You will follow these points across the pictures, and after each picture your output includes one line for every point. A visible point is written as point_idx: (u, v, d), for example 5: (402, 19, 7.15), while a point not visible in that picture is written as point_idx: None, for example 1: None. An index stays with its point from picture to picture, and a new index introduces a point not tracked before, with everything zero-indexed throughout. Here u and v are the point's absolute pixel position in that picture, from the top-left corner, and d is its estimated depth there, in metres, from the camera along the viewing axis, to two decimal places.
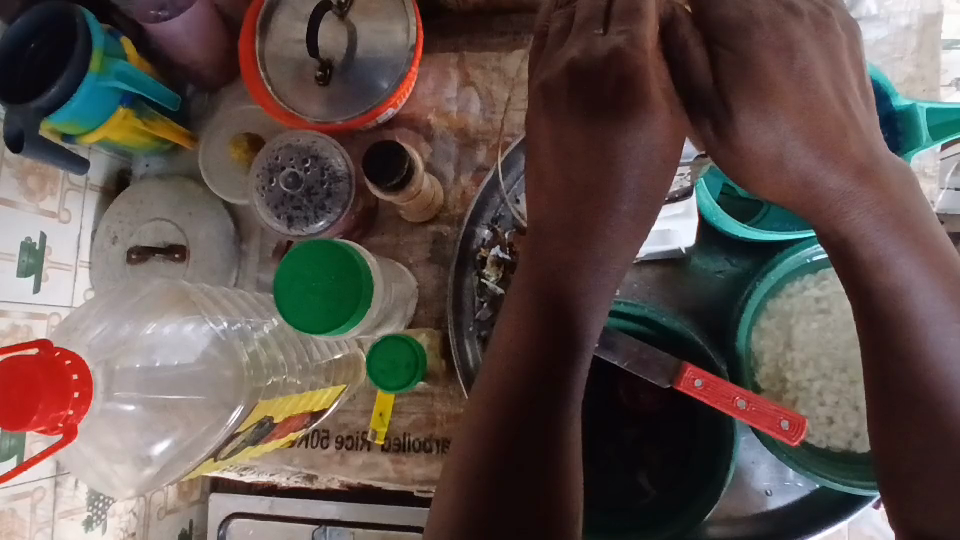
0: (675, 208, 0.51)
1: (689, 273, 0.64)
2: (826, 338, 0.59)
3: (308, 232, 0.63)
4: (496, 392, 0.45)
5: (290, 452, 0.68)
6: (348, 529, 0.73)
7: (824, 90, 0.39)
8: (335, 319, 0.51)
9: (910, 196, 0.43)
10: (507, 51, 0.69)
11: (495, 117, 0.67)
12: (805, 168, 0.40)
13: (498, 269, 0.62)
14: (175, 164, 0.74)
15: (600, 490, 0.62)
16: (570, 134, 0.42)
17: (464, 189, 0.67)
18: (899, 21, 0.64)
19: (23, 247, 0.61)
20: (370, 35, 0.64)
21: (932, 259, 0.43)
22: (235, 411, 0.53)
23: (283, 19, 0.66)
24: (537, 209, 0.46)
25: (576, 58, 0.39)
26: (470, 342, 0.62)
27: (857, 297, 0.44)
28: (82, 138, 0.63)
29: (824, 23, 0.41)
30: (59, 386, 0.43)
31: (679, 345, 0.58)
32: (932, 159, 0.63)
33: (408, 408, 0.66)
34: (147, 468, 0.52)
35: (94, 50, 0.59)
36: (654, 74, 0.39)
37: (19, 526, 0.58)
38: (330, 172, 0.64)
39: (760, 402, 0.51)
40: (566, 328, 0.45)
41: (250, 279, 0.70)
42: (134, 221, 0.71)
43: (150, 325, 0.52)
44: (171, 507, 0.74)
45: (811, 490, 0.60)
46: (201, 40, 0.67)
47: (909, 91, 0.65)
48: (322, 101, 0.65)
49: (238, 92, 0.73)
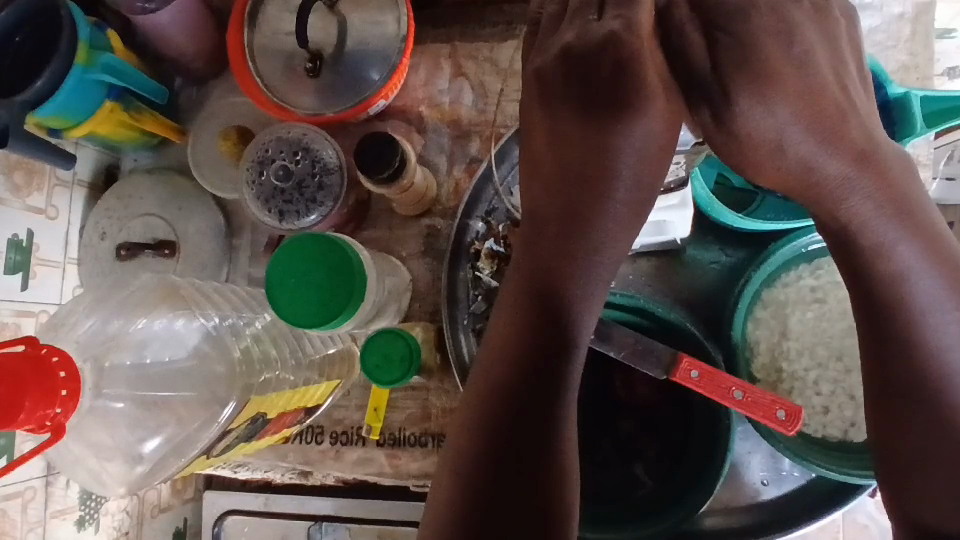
0: (671, 197, 0.51)
1: (684, 263, 0.64)
2: (822, 328, 0.58)
3: (300, 226, 0.62)
4: (492, 391, 0.45)
5: (284, 448, 0.68)
6: (343, 526, 0.72)
7: (823, 74, 0.39)
8: (329, 313, 0.51)
9: (908, 180, 0.42)
10: (499, 41, 0.68)
11: (488, 108, 0.67)
12: (805, 154, 0.39)
13: (492, 262, 0.61)
14: (163, 158, 0.73)
15: (597, 482, 0.61)
16: (565, 124, 0.41)
17: (457, 181, 0.67)
18: (892, 10, 0.64)
19: (11, 244, 0.60)
20: (360, 26, 0.63)
21: (930, 245, 0.42)
22: (227, 407, 0.52)
23: (272, 11, 0.65)
24: (533, 199, 0.44)
25: (571, 43, 0.39)
26: (465, 336, 0.62)
27: (857, 285, 0.44)
28: (69, 133, 0.62)
29: (824, 8, 0.41)
30: (46, 383, 0.42)
31: (676, 338, 0.58)
32: (926, 147, 0.63)
33: (403, 403, 0.66)
34: (139, 466, 0.51)
35: (80, 42, 0.58)
36: (651, 60, 0.38)
37: (10, 526, 0.58)
38: (322, 165, 0.63)
39: (756, 392, 0.50)
40: (563, 323, 0.44)
41: (242, 274, 0.70)
42: (123, 216, 0.70)
43: (139, 321, 0.52)
44: (166, 505, 0.73)
45: (808, 480, 0.60)
46: (189, 31, 0.66)
47: (904, 80, 0.64)
48: (313, 93, 0.64)
49: (228, 84, 0.72)
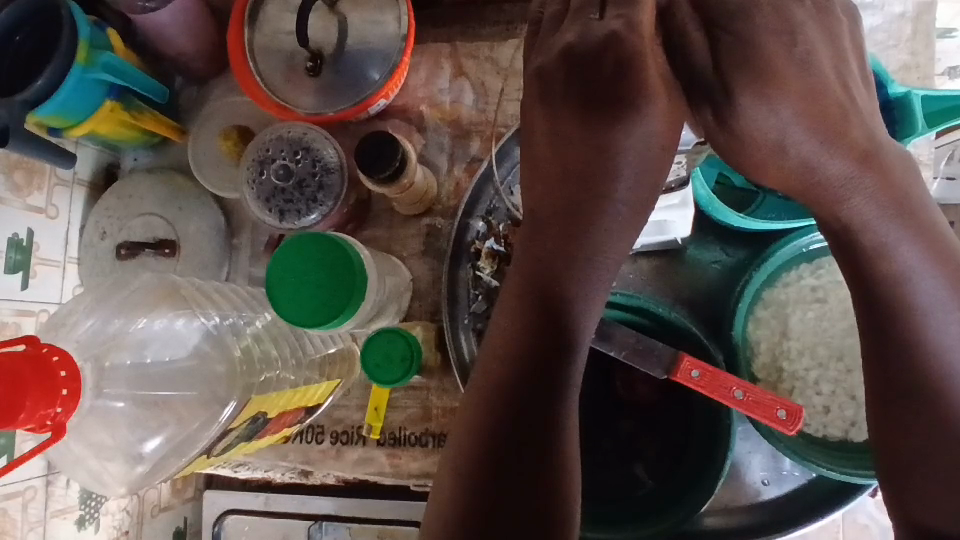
0: (672, 197, 0.51)
1: (684, 263, 0.64)
2: (823, 327, 0.58)
3: (301, 225, 0.62)
4: (493, 391, 0.45)
5: (285, 448, 0.68)
6: (344, 526, 0.72)
7: (825, 74, 0.38)
8: (330, 312, 0.50)
9: (909, 180, 0.42)
10: (499, 40, 0.68)
11: (488, 108, 0.67)
12: (807, 153, 0.39)
13: (493, 261, 0.61)
14: (164, 157, 0.73)
15: (597, 481, 0.61)
16: (566, 124, 0.41)
17: (457, 181, 0.67)
18: (893, 10, 0.64)
19: (11, 244, 0.60)
20: (360, 25, 0.63)
21: (931, 245, 0.42)
22: (227, 407, 0.52)
23: (273, 10, 0.65)
24: (534, 199, 0.44)
25: (572, 43, 0.38)
26: (465, 335, 0.62)
27: (859, 285, 0.44)
28: (69, 132, 0.62)
29: (826, 7, 0.40)
30: (47, 382, 0.42)
31: (677, 337, 0.58)
32: (926, 147, 0.63)
33: (403, 403, 0.66)
34: (139, 466, 0.51)
35: (80, 41, 0.58)
36: (653, 60, 0.38)
37: (10, 525, 0.58)
38: (322, 164, 0.63)
39: (757, 392, 0.50)
40: (563, 323, 0.44)
41: (242, 274, 0.70)
42: (123, 216, 0.70)
43: (139, 320, 0.52)
44: (166, 504, 0.73)
45: (809, 480, 0.60)
46: (189, 31, 0.66)
47: (904, 79, 0.64)
48: (313, 92, 0.64)
49: (228, 83, 0.72)
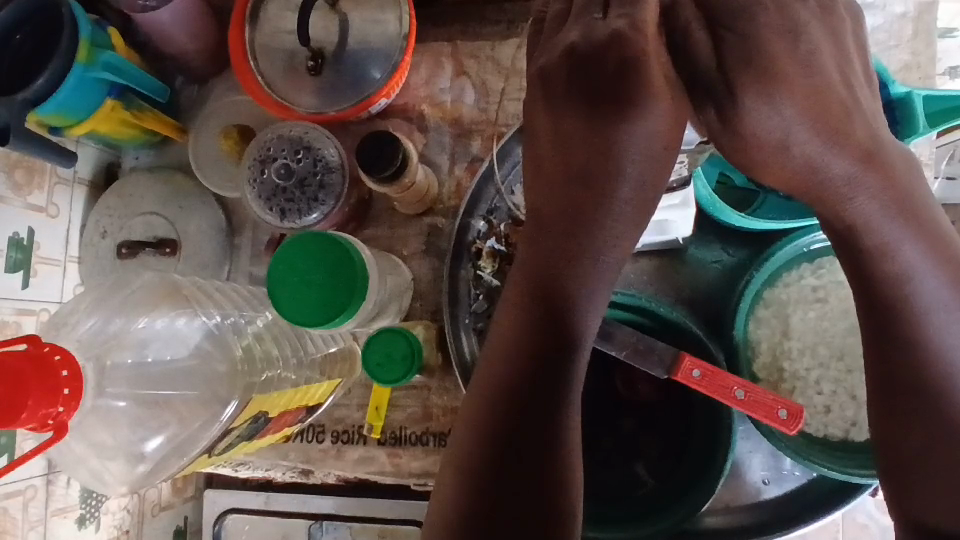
0: (673, 197, 0.51)
1: (685, 262, 0.64)
2: (824, 327, 0.58)
3: (302, 224, 0.62)
4: (495, 391, 0.44)
5: (285, 447, 0.68)
6: (344, 525, 0.72)
7: (828, 74, 0.38)
8: (331, 312, 0.50)
9: (911, 180, 0.42)
10: (500, 39, 0.68)
11: (490, 107, 0.67)
12: (809, 153, 0.39)
13: (493, 261, 0.61)
14: (164, 156, 0.73)
15: (598, 481, 0.61)
16: (569, 123, 0.41)
17: (458, 180, 0.67)
18: (894, 10, 0.64)
19: (12, 243, 0.60)
20: (361, 24, 0.63)
21: (933, 245, 0.42)
22: (229, 406, 0.52)
23: (274, 9, 0.65)
24: (536, 198, 0.44)
25: (576, 42, 0.39)
26: (466, 334, 0.61)
27: (861, 285, 0.44)
28: (69, 131, 0.62)
29: (828, 7, 0.41)
30: (49, 382, 0.42)
31: (678, 337, 0.58)
32: (927, 147, 0.63)
33: (404, 402, 0.66)
34: (141, 465, 0.51)
35: (82, 40, 0.58)
36: (655, 59, 0.38)
37: (11, 525, 0.58)
38: (323, 164, 0.63)
39: (758, 392, 0.50)
40: (565, 322, 0.44)
41: (243, 273, 0.70)
42: (124, 215, 0.70)
43: (141, 319, 0.51)
44: (166, 504, 0.73)
45: (808, 480, 0.60)
46: (190, 30, 0.66)
47: (905, 79, 0.64)
48: (314, 91, 0.64)
49: (229, 82, 0.72)
